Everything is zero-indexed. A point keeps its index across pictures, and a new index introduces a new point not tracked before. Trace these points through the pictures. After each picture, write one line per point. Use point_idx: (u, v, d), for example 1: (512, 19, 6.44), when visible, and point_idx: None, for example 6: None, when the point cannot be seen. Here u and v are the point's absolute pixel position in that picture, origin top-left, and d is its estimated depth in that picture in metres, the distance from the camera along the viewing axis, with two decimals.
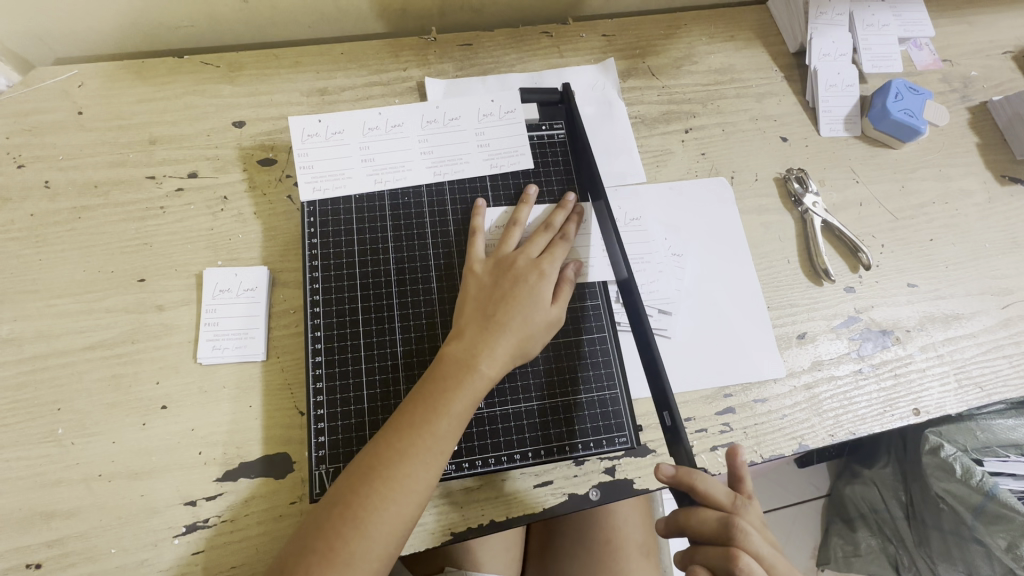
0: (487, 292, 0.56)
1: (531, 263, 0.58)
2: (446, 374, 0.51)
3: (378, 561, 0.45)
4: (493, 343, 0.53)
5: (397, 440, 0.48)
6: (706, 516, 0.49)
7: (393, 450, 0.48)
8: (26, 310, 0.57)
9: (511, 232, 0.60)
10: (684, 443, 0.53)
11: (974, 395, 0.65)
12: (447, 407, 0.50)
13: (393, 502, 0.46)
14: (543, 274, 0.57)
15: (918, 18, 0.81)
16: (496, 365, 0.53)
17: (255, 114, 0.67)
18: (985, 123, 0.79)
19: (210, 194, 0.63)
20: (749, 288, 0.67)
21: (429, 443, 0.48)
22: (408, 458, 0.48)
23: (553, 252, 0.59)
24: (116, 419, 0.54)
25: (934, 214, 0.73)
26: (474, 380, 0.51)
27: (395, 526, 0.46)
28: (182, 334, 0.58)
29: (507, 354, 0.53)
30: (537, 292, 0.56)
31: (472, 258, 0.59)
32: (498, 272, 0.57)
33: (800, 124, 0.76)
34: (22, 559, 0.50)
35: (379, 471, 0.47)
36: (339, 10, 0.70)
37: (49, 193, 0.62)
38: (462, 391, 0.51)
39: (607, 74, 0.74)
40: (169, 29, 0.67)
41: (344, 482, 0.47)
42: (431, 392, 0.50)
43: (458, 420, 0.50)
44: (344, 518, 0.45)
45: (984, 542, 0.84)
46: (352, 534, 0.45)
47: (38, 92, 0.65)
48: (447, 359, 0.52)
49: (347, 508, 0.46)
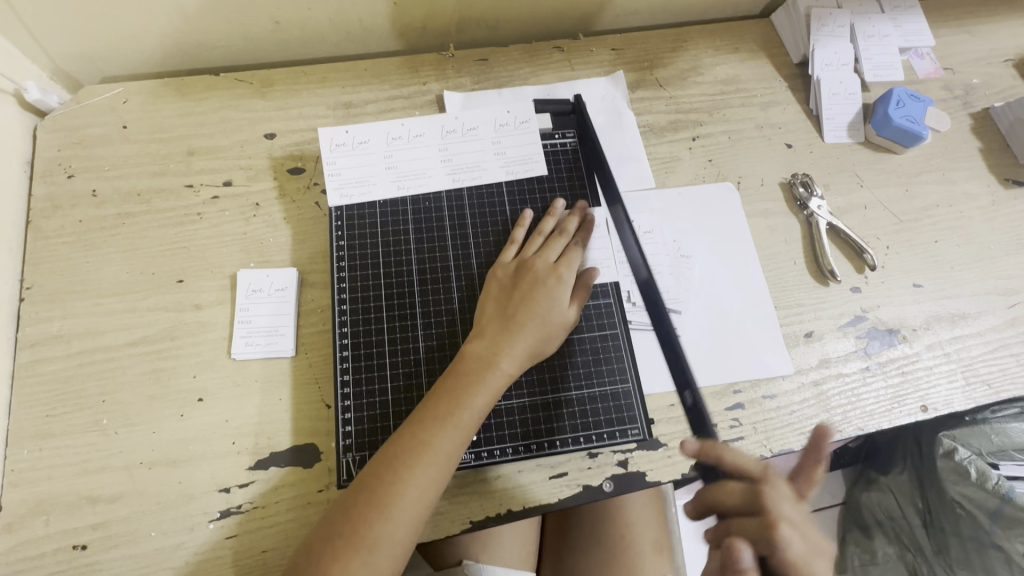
0: (507, 293, 0.59)
1: (552, 271, 0.61)
2: (467, 370, 0.54)
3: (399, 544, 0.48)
4: (513, 340, 0.56)
5: (422, 430, 0.51)
6: (732, 489, 0.52)
7: (416, 438, 0.51)
8: (74, 308, 0.61)
9: (536, 239, 0.63)
10: (701, 411, 0.62)
11: (982, 392, 0.66)
12: (467, 400, 0.53)
13: (414, 487, 0.49)
14: (560, 279, 0.60)
15: (918, 29, 0.84)
16: (513, 362, 0.56)
17: (285, 126, 0.72)
18: (987, 129, 0.81)
19: (244, 201, 0.68)
20: (757, 289, 0.69)
21: (451, 435, 0.51)
22: (431, 448, 0.50)
23: (569, 257, 0.62)
24: (156, 410, 0.58)
25: (939, 217, 0.75)
26: (493, 373, 0.54)
27: (415, 512, 0.49)
28: (218, 331, 0.62)
29: (526, 350, 0.56)
30: (555, 297, 0.59)
31: (499, 264, 0.62)
32: (519, 276, 0.60)
33: (804, 132, 0.79)
34: (69, 541, 0.53)
35: (402, 460, 0.50)
36: (363, 29, 0.74)
37: (97, 201, 0.66)
38: (482, 386, 0.53)
39: (617, 86, 0.78)
40: (208, 49, 0.72)
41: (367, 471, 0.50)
42: (451, 386, 0.53)
43: (478, 412, 0.53)
44: (368, 504, 0.48)
45: (1002, 548, 0.84)
46: (376, 519, 0.47)
47: (87, 108, 0.70)
48: (466, 353, 0.55)
49: (372, 494, 0.48)
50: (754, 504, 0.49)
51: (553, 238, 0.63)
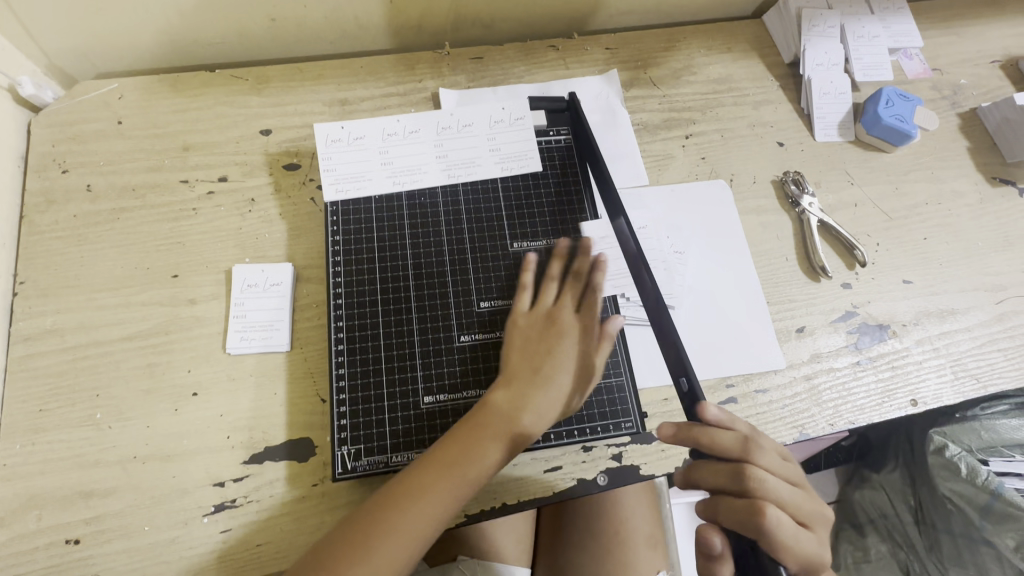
0: (527, 344, 0.59)
1: (574, 325, 0.61)
2: (490, 420, 0.54)
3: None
4: (535, 394, 0.56)
5: (432, 475, 0.51)
6: (716, 469, 0.49)
7: (426, 486, 0.50)
8: (68, 303, 0.61)
9: (558, 288, 0.64)
10: (698, 399, 0.55)
11: (970, 386, 0.67)
12: (485, 453, 0.53)
13: (414, 532, 0.49)
14: (585, 336, 0.61)
15: (907, 30, 0.85)
16: (534, 418, 0.56)
17: (281, 123, 0.72)
18: (975, 128, 0.82)
19: (239, 197, 0.68)
20: (749, 285, 0.70)
21: (462, 484, 0.51)
22: (440, 496, 0.50)
23: (592, 310, 0.63)
24: (151, 404, 0.58)
25: (928, 214, 0.76)
26: (514, 427, 0.54)
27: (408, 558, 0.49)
28: (213, 326, 0.62)
29: (548, 404, 0.57)
30: (580, 354, 0.60)
31: (518, 310, 0.62)
32: (545, 327, 0.60)
33: (796, 130, 0.79)
34: (61, 535, 0.52)
35: (406, 502, 0.49)
36: (359, 27, 0.75)
37: (91, 196, 0.66)
38: (502, 439, 0.54)
39: (611, 85, 0.79)
40: (204, 46, 0.73)
41: (366, 510, 0.49)
42: (469, 437, 0.53)
43: (494, 465, 0.53)
44: (363, 545, 0.47)
45: (992, 544, 0.88)
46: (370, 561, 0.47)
47: (82, 103, 0.70)
48: (486, 403, 0.55)
49: (370, 536, 0.48)
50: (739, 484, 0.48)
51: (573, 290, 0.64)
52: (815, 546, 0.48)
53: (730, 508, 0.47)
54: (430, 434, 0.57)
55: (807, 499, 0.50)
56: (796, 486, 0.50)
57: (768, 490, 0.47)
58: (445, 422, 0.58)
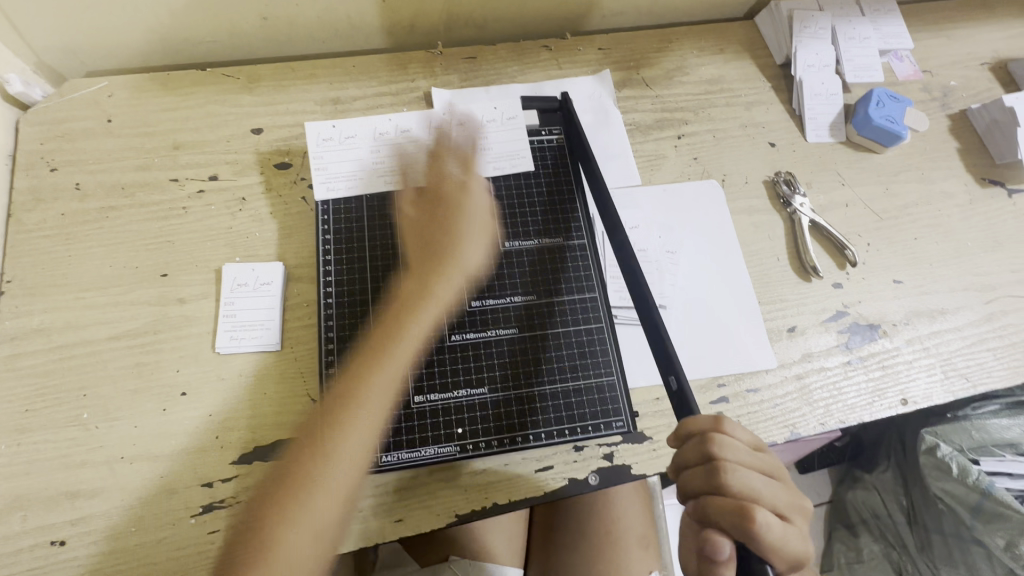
0: (423, 237, 0.65)
1: (444, 236, 0.65)
2: (384, 333, 0.59)
3: (339, 497, 0.53)
4: (410, 315, 0.60)
5: (330, 398, 0.56)
6: (696, 474, 0.48)
7: (360, 392, 0.56)
8: (56, 302, 0.60)
9: (428, 196, 0.66)
10: (688, 399, 0.54)
11: (960, 385, 0.67)
12: (378, 368, 0.57)
13: (358, 434, 0.55)
14: (467, 201, 0.67)
15: (898, 32, 0.86)
16: (420, 326, 0.60)
17: (272, 121, 0.72)
18: (965, 129, 0.83)
19: (229, 195, 0.67)
20: (741, 285, 0.70)
21: (331, 408, 0.56)
22: (323, 416, 0.56)
23: (473, 194, 0.67)
24: (139, 404, 0.57)
25: (918, 215, 0.76)
26: (388, 352, 0.58)
27: (356, 462, 0.54)
28: (202, 325, 0.61)
29: (424, 321, 0.60)
30: (464, 226, 0.65)
31: (401, 201, 0.66)
32: (429, 213, 0.66)
33: (787, 131, 0.80)
34: (47, 536, 0.52)
35: (338, 416, 0.55)
36: (351, 26, 0.75)
37: (80, 194, 0.66)
38: (393, 354, 0.58)
39: (603, 85, 0.79)
40: (195, 44, 0.72)
41: (315, 423, 0.56)
42: (354, 364, 0.58)
43: (404, 369, 0.58)
44: (313, 451, 0.54)
45: (983, 543, 0.87)
46: (320, 469, 0.53)
47: (71, 101, 0.70)
48: (394, 311, 0.61)
49: (321, 444, 0.54)
50: (721, 487, 0.46)
51: (446, 182, 0.67)
52: (799, 538, 0.47)
53: (718, 512, 0.45)
54: (420, 434, 0.57)
55: (786, 490, 0.49)
56: (774, 479, 0.48)
57: (748, 488, 0.46)
58: (436, 421, 0.57)
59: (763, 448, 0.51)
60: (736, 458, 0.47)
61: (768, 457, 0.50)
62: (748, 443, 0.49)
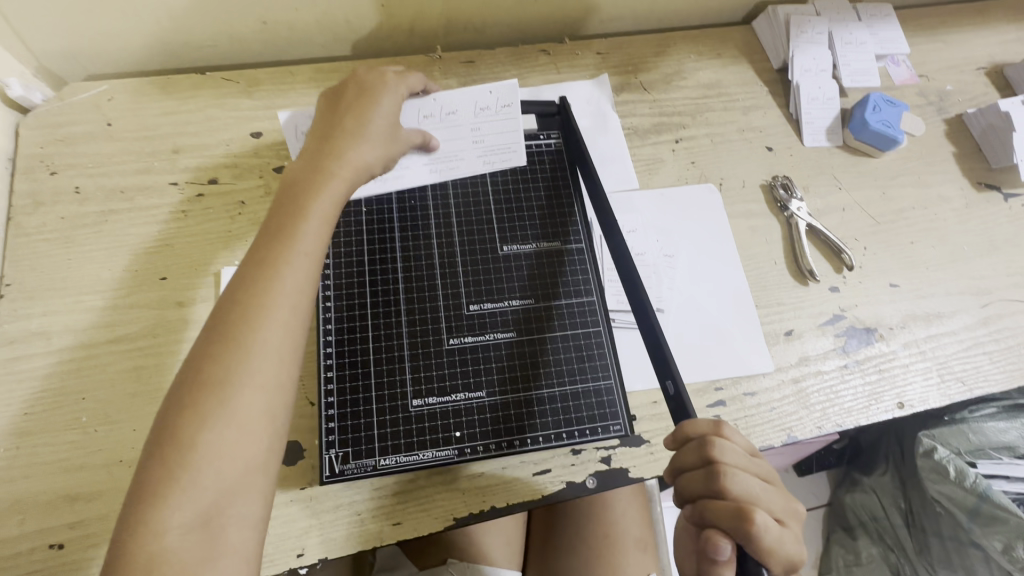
0: (332, 138, 0.58)
1: (339, 129, 0.59)
2: (278, 231, 0.51)
3: (263, 394, 0.44)
4: (315, 189, 0.53)
5: (221, 311, 0.47)
6: (695, 477, 0.48)
7: (269, 276, 0.48)
8: (55, 306, 0.61)
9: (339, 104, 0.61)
10: (684, 403, 0.54)
11: (956, 389, 0.67)
12: (279, 267, 0.48)
13: (273, 311, 0.47)
14: (376, 106, 0.61)
15: (894, 37, 0.86)
16: (313, 221, 0.52)
17: (272, 125, 0.72)
18: (961, 134, 0.83)
19: (229, 199, 0.68)
20: (738, 288, 0.70)
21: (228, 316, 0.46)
22: (213, 332, 0.46)
23: (389, 97, 0.63)
24: (138, 408, 0.57)
25: (914, 219, 0.77)
26: (289, 230, 0.50)
27: (282, 344, 0.46)
28: (201, 329, 0.61)
29: (334, 194, 0.54)
30: (368, 125, 0.59)
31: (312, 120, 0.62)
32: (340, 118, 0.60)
33: (785, 135, 0.80)
34: (46, 540, 0.52)
35: (244, 309, 0.46)
36: (351, 31, 0.75)
37: (79, 198, 0.66)
38: (292, 247, 0.50)
39: (602, 89, 0.79)
40: (194, 49, 0.73)
41: (219, 320, 0.46)
42: (256, 251, 0.49)
43: (318, 241, 0.52)
44: (223, 347, 0.45)
45: (981, 546, 0.88)
46: (234, 364, 0.44)
47: (70, 105, 0.70)
48: (284, 200, 0.53)
49: (230, 337, 0.45)
50: (719, 489, 0.46)
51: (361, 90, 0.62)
52: (796, 544, 0.47)
53: (716, 515, 0.45)
54: (418, 437, 0.57)
55: (782, 494, 0.49)
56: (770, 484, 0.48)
57: (746, 491, 0.46)
58: (433, 425, 0.57)
59: (760, 454, 0.51)
60: (735, 460, 0.47)
61: (765, 463, 0.50)
62: (745, 447, 0.49)
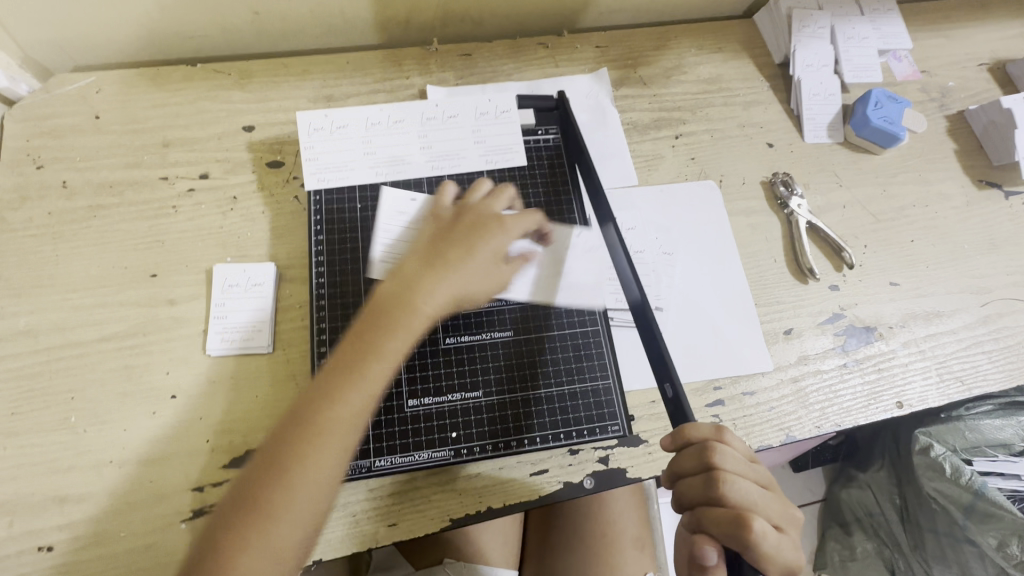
0: (442, 245, 0.56)
1: (450, 235, 0.57)
2: (375, 317, 0.51)
3: (314, 504, 0.45)
4: (415, 301, 0.52)
5: (307, 403, 0.48)
6: (693, 484, 0.47)
7: (326, 411, 0.47)
8: (42, 303, 0.59)
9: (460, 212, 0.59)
10: (684, 409, 0.53)
11: (955, 388, 0.67)
12: (361, 372, 0.49)
13: (324, 451, 0.46)
14: (501, 228, 0.58)
15: (897, 32, 0.85)
16: (398, 341, 0.50)
17: (264, 119, 0.71)
18: (962, 130, 0.83)
19: (220, 194, 0.66)
20: (738, 287, 0.70)
21: (313, 416, 0.47)
22: (297, 421, 0.47)
23: (517, 220, 0.60)
24: (127, 407, 0.56)
25: (915, 216, 0.76)
26: (358, 368, 0.49)
27: (324, 486, 0.46)
28: (192, 327, 0.60)
29: (415, 322, 0.51)
30: (486, 245, 0.57)
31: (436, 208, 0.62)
32: (455, 222, 0.58)
33: (785, 131, 0.79)
34: (34, 542, 0.51)
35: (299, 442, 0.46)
36: (345, 21, 0.73)
37: (67, 193, 0.64)
38: (378, 356, 0.49)
39: (601, 84, 0.78)
40: (184, 39, 0.71)
41: (279, 441, 0.46)
42: (325, 382, 0.48)
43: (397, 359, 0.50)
44: (276, 469, 0.45)
45: (976, 542, 0.87)
46: (294, 473, 0.45)
47: (57, 97, 0.68)
48: (365, 323, 0.51)
49: (296, 450, 0.45)
50: (717, 496, 0.46)
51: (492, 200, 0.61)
52: (791, 549, 0.47)
53: (713, 522, 0.45)
54: (414, 438, 0.56)
55: (780, 501, 0.48)
56: (767, 488, 0.48)
57: (744, 498, 0.46)
58: (430, 426, 0.57)
59: (758, 458, 0.50)
60: (734, 468, 0.47)
61: (762, 467, 0.50)
62: (744, 453, 0.49)
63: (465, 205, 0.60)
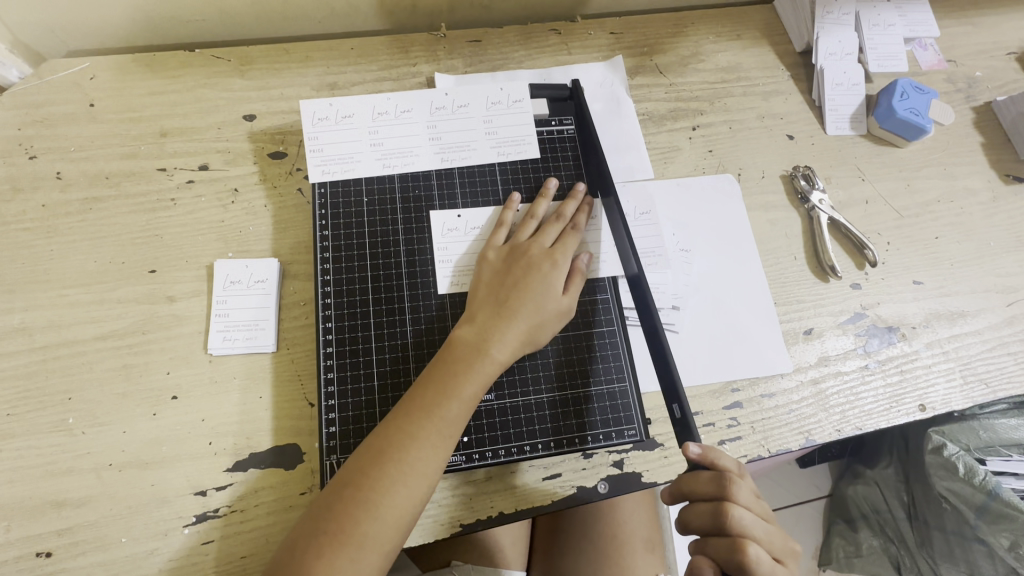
0: (506, 283, 0.56)
1: (513, 272, 0.57)
2: (453, 358, 0.52)
3: (392, 539, 0.46)
4: (488, 343, 0.53)
5: (387, 440, 0.48)
6: (701, 510, 0.47)
7: (413, 453, 0.48)
8: (37, 299, 0.57)
9: (517, 245, 0.59)
10: (690, 433, 0.53)
11: (980, 391, 0.65)
12: (440, 412, 0.49)
13: (415, 492, 0.47)
14: (556, 263, 0.58)
15: (924, 18, 0.82)
16: (475, 384, 0.51)
17: (265, 107, 0.68)
18: (989, 122, 0.80)
19: (221, 186, 0.64)
20: (757, 285, 0.67)
21: (395, 455, 0.47)
22: (378, 458, 0.47)
23: (566, 245, 0.60)
24: (127, 409, 0.54)
25: (940, 213, 0.74)
26: (439, 411, 0.49)
27: (404, 522, 0.47)
28: (193, 325, 0.58)
29: (490, 366, 0.52)
30: (548, 281, 0.57)
31: (490, 243, 0.60)
32: (513, 259, 0.58)
33: (807, 123, 0.76)
34: (33, 548, 0.49)
35: (387, 483, 0.46)
36: (350, 6, 0.70)
37: (61, 184, 0.62)
38: (456, 399, 0.50)
39: (616, 72, 0.75)
40: (182, 23, 0.68)
41: (361, 473, 0.47)
42: (408, 421, 0.49)
43: (473, 402, 0.51)
44: (360, 502, 0.46)
45: (986, 542, 0.86)
46: (376, 509, 0.46)
47: (50, 84, 0.65)
48: (443, 366, 0.52)
49: (378, 487, 0.46)
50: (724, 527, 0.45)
51: (546, 228, 0.60)
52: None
53: (716, 550, 0.45)
54: None
55: (781, 533, 0.48)
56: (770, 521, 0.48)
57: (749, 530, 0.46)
58: None
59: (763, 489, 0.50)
60: (743, 499, 0.46)
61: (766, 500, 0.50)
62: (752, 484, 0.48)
63: (520, 236, 0.60)
